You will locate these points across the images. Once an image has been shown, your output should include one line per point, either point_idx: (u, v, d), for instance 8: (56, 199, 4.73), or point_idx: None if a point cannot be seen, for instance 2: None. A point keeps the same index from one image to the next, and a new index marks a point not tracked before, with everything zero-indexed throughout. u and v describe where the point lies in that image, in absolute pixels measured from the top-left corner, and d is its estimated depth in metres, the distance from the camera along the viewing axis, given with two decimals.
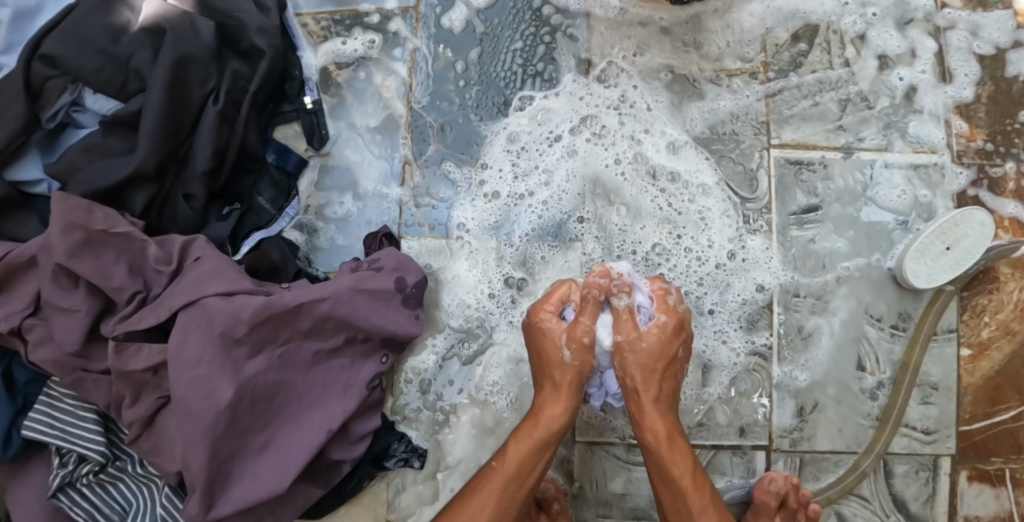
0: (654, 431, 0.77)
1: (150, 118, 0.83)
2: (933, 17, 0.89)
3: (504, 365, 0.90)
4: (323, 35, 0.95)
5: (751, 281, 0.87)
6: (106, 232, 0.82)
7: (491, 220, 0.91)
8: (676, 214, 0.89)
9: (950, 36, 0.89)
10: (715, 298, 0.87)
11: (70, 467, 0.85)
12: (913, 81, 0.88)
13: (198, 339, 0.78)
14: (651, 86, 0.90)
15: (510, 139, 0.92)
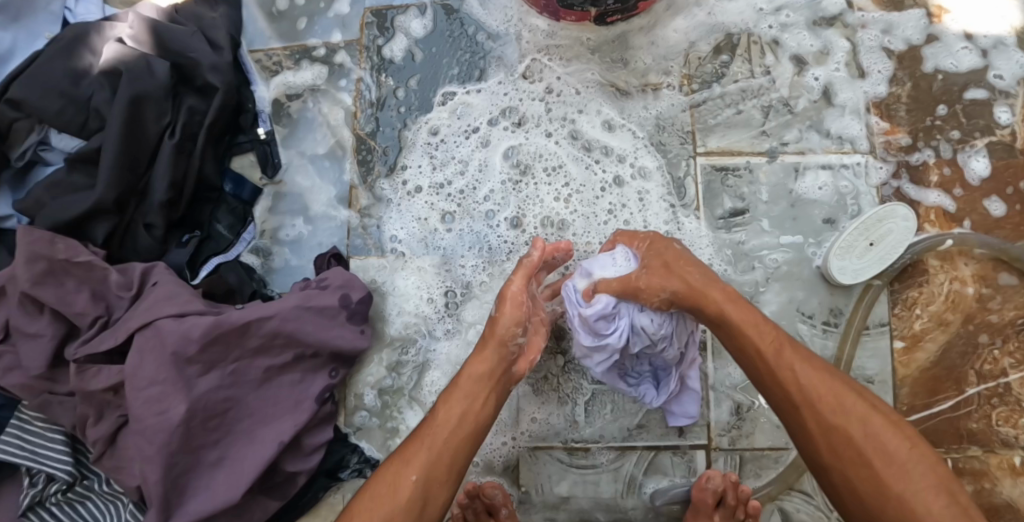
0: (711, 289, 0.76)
1: (109, 155, 0.90)
2: (848, 19, 0.93)
3: (444, 367, 0.93)
4: (276, 69, 1.02)
5: None
6: (68, 262, 0.87)
7: (423, 220, 0.96)
8: (614, 192, 0.93)
9: (863, 36, 0.93)
10: None
11: (40, 486, 0.90)
12: (830, 80, 0.92)
13: (152, 359, 0.83)
14: (584, 85, 0.95)
15: (434, 135, 0.97)
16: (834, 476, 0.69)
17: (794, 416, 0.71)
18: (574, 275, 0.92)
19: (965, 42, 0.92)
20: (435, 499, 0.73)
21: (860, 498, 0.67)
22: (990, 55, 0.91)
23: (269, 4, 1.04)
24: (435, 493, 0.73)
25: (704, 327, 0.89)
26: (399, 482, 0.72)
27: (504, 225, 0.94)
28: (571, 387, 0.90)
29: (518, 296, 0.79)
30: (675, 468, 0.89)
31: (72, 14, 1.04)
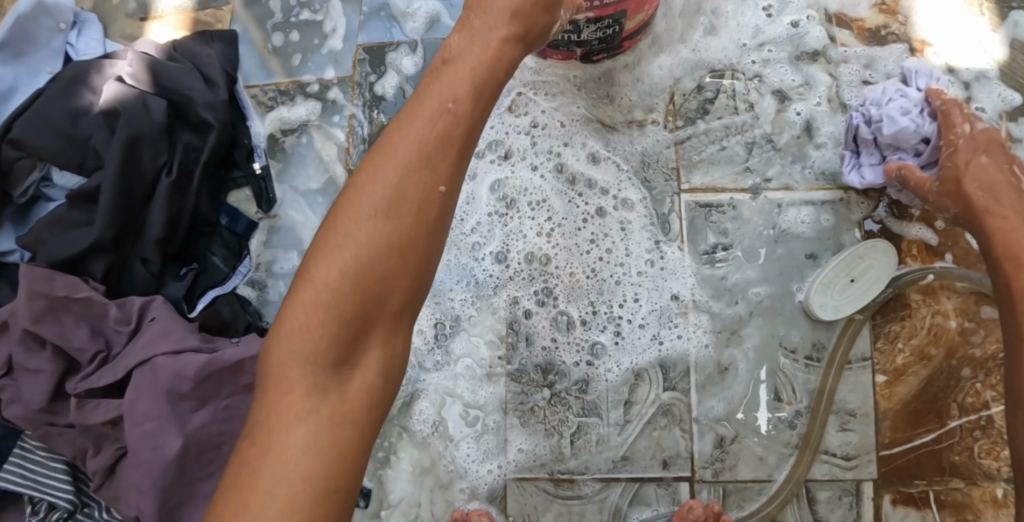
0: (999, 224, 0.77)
1: (107, 193, 0.92)
2: (831, 54, 0.94)
3: (432, 394, 0.94)
4: (270, 105, 1.05)
5: (667, 290, 0.92)
6: (69, 298, 0.90)
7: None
8: (598, 223, 0.94)
9: (843, 70, 0.94)
10: (632, 305, 0.93)
11: (41, 515, 0.92)
12: (812, 114, 0.93)
13: (149, 395, 0.85)
14: (570, 120, 0.97)
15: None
16: (1010, 276, 0.74)
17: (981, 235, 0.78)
18: (559, 307, 0.94)
19: (948, 76, 0.92)
20: (426, 267, 0.66)
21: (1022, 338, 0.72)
22: (973, 88, 0.91)
23: (264, 41, 1.07)
24: (395, 308, 0.65)
25: (687, 360, 0.91)
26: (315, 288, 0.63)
27: (490, 257, 0.95)
28: (557, 420, 0.92)
29: (473, 40, 0.70)
30: (659, 499, 0.90)
31: (74, 49, 1.07)
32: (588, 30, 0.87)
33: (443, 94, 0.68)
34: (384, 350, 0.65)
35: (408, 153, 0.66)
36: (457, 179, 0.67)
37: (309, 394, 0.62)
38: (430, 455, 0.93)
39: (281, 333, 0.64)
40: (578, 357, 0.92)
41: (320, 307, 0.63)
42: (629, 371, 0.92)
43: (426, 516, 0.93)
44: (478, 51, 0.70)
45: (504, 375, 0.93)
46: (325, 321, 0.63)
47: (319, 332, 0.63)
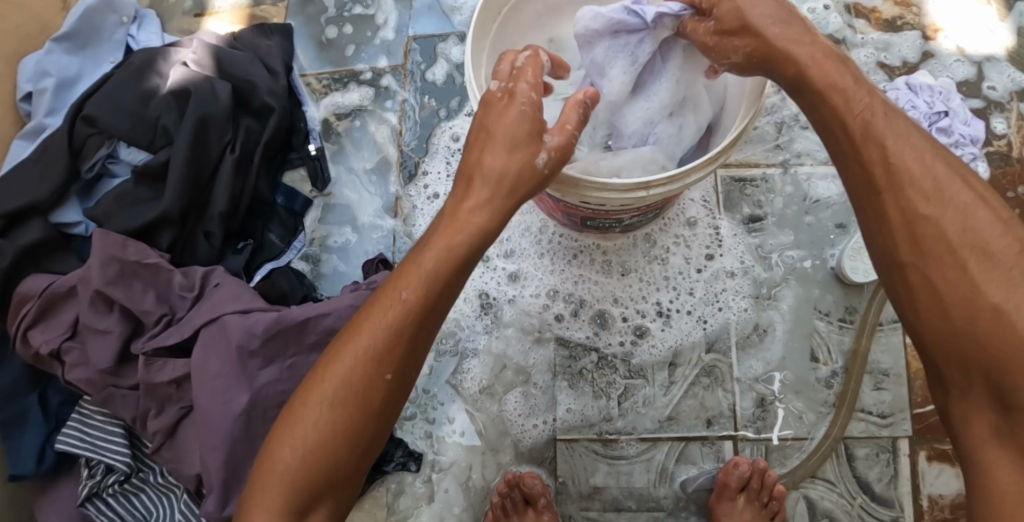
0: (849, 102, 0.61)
1: (176, 168, 0.97)
2: (849, 39, 1.01)
3: (478, 354, 0.98)
4: (324, 91, 1.11)
5: (698, 253, 0.98)
6: (138, 264, 0.94)
7: None
8: None
9: (859, 53, 1.01)
10: (667, 268, 0.97)
11: (98, 477, 0.94)
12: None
13: (218, 354, 0.88)
14: None
15: (450, 145, 1.06)
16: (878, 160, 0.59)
17: (834, 143, 0.62)
18: (598, 279, 0.98)
19: (957, 56, 1.00)
20: (400, 392, 0.65)
21: (916, 307, 0.58)
22: (983, 67, 0.99)
23: (318, 34, 1.13)
24: (373, 428, 0.64)
25: (729, 326, 0.96)
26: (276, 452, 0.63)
27: (526, 231, 1.00)
28: (606, 382, 0.95)
29: (448, 232, 0.63)
30: (704, 457, 0.94)
31: (135, 41, 1.12)
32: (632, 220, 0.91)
33: (462, 234, 0.62)
34: (348, 487, 0.66)
35: (364, 347, 0.63)
36: (438, 311, 0.64)
37: (290, 501, 0.62)
38: (479, 419, 0.96)
39: (275, 440, 0.64)
40: (621, 326, 0.96)
41: (307, 428, 0.63)
42: (670, 337, 0.96)
43: (477, 479, 0.96)
44: (494, 173, 0.63)
45: (552, 341, 0.97)
46: (311, 443, 0.63)
47: (302, 447, 0.63)
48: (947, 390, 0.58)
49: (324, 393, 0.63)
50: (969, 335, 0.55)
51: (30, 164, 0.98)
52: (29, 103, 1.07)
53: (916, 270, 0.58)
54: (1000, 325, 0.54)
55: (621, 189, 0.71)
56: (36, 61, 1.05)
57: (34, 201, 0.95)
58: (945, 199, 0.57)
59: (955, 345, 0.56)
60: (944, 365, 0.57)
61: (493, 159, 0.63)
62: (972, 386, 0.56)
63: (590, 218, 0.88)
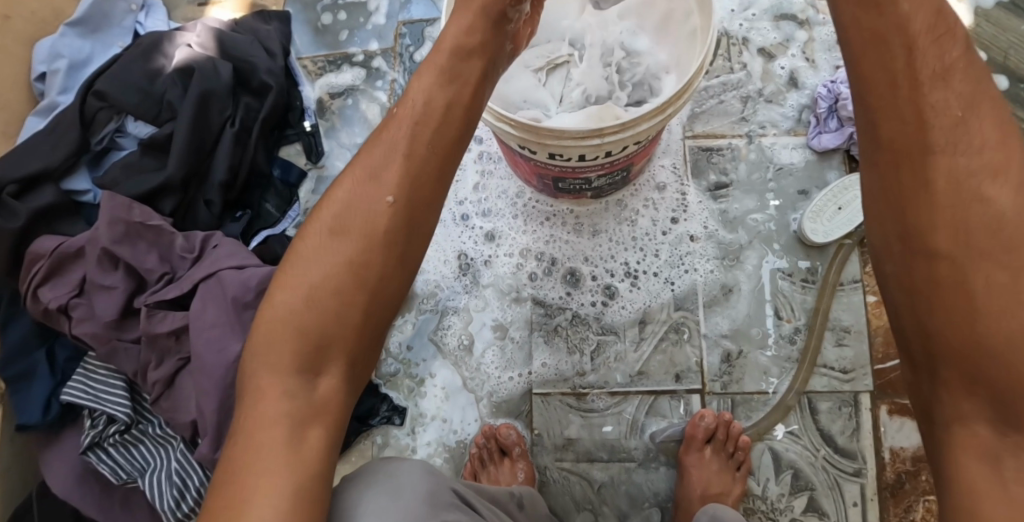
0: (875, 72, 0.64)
1: (180, 138, 1.04)
2: (811, 17, 1.10)
3: (459, 311, 1.04)
4: (319, 73, 1.18)
5: (666, 217, 1.04)
6: (143, 225, 1.01)
7: None
8: None
9: (819, 31, 1.09)
10: (637, 231, 1.04)
11: (100, 427, 1.00)
12: (794, 68, 1.07)
13: (216, 305, 0.95)
14: None
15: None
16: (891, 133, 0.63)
17: (863, 99, 0.65)
18: (572, 241, 1.05)
19: None
20: (385, 282, 0.68)
21: (929, 254, 0.59)
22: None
23: (314, 20, 1.21)
24: (366, 316, 0.66)
25: (696, 287, 1.02)
26: (268, 336, 0.65)
27: (503, 195, 1.08)
28: (579, 338, 1.01)
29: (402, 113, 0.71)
30: (673, 411, 0.98)
31: (143, 27, 1.21)
32: (600, 181, 0.95)
33: (412, 114, 0.71)
34: (353, 362, 0.66)
35: (326, 225, 0.68)
36: (407, 193, 0.69)
37: (290, 384, 0.63)
38: (460, 374, 1.02)
39: (267, 329, 0.66)
40: (592, 285, 1.03)
41: (289, 311, 0.65)
42: (638, 295, 1.02)
43: (457, 432, 1.01)
44: (431, 67, 0.73)
45: (529, 299, 1.03)
46: (301, 325, 0.65)
47: (293, 330, 0.65)
48: (918, 336, 0.60)
49: (303, 275, 0.67)
50: (964, 282, 0.58)
51: (43, 136, 1.06)
52: (42, 83, 1.15)
53: (924, 219, 0.60)
54: (988, 276, 0.57)
55: (580, 135, 0.78)
56: (51, 43, 1.15)
57: (48, 166, 1.03)
58: (975, 150, 0.60)
59: (939, 288, 0.59)
60: (932, 306, 0.59)
61: (427, 64, 0.73)
62: (953, 327, 0.58)
63: (559, 178, 0.93)
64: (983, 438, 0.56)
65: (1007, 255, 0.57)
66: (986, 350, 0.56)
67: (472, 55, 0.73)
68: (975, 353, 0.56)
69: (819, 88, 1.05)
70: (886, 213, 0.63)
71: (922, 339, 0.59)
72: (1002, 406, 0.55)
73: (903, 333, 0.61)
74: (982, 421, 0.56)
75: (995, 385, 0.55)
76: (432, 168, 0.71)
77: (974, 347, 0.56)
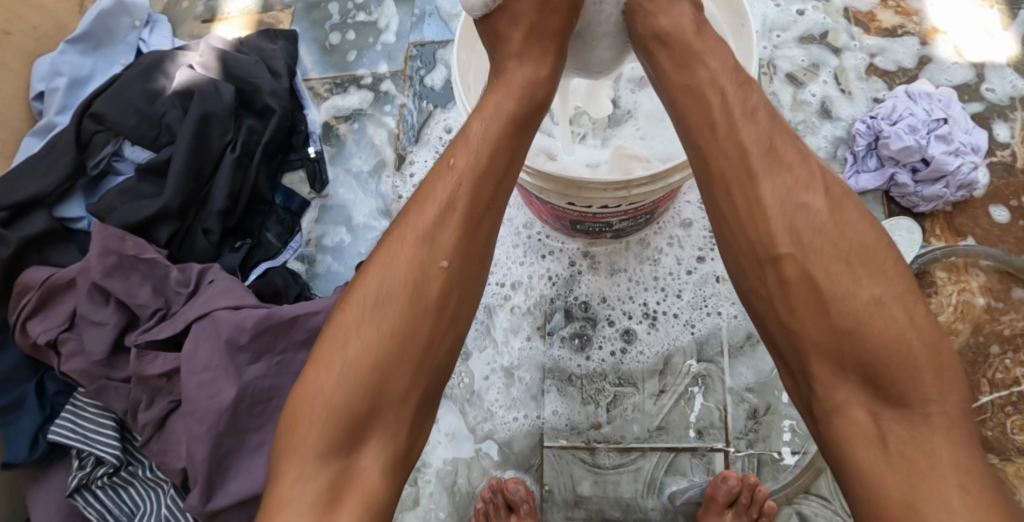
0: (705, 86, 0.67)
1: (178, 163, 0.99)
2: (846, 44, 1.05)
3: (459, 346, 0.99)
4: (326, 95, 1.14)
5: (690, 259, 0.98)
6: (136, 258, 0.95)
7: None
8: None
9: (850, 59, 1.04)
10: (658, 273, 0.98)
11: (87, 469, 0.95)
12: (826, 96, 1.03)
13: (209, 346, 0.89)
14: None
15: (442, 137, 1.08)
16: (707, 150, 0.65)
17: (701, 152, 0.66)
18: (582, 276, 0.99)
19: (955, 60, 1.03)
20: (436, 343, 0.64)
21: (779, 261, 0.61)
22: (984, 71, 1.02)
23: (322, 40, 1.16)
24: (415, 382, 0.63)
25: (720, 336, 0.95)
26: (310, 396, 0.62)
27: (509, 223, 1.03)
28: (595, 389, 0.95)
29: (467, 151, 0.67)
30: (693, 469, 0.91)
31: (146, 44, 1.16)
32: (621, 225, 0.89)
33: (470, 165, 0.67)
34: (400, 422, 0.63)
35: (380, 281, 0.64)
36: (461, 254, 0.66)
37: (312, 466, 0.60)
38: (467, 423, 0.96)
39: (299, 406, 0.62)
40: (606, 325, 0.97)
41: (339, 370, 0.62)
42: (667, 334, 0.96)
43: (462, 484, 0.94)
44: (494, 113, 0.69)
45: (539, 338, 0.98)
46: (336, 400, 0.61)
47: (325, 412, 0.61)
48: (786, 339, 0.61)
49: (357, 333, 0.63)
50: (812, 281, 0.60)
51: (37, 159, 1.01)
52: (40, 102, 1.10)
53: (763, 229, 0.62)
54: (830, 276, 0.59)
55: (603, 186, 0.73)
56: (51, 60, 1.10)
57: (40, 193, 0.98)
58: (788, 175, 0.63)
59: (785, 293, 0.61)
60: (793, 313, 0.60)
61: (498, 91, 0.70)
62: (814, 322, 0.59)
63: (579, 221, 0.87)
64: (863, 422, 0.57)
65: (839, 259, 0.60)
66: (852, 339, 0.58)
67: (538, 101, 0.71)
68: (845, 337, 0.58)
69: (857, 124, 0.98)
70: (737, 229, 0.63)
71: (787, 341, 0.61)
72: (878, 391, 0.57)
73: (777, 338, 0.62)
74: (863, 406, 0.58)
75: (868, 371, 0.57)
76: (482, 226, 0.67)
77: (839, 339, 0.58)
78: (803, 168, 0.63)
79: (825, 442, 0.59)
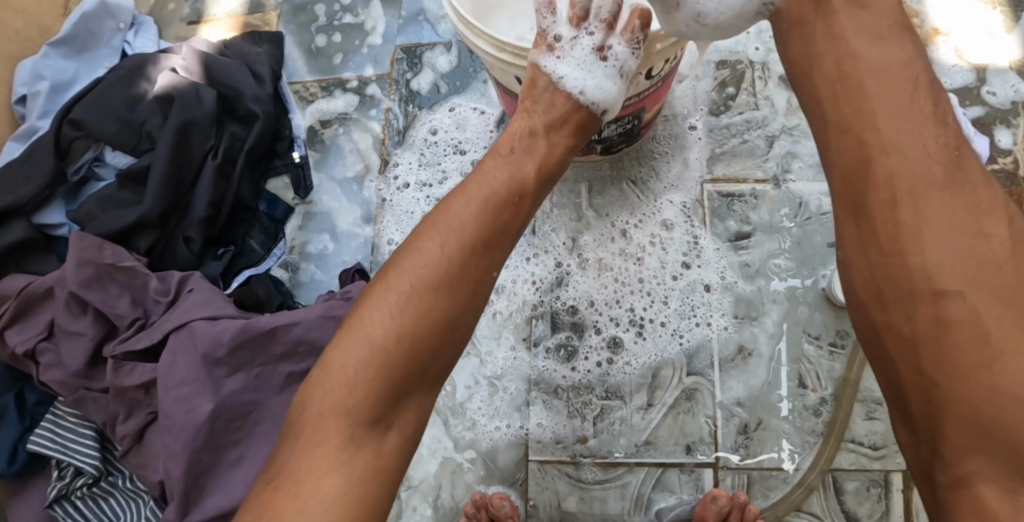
0: (829, 86, 0.64)
1: (158, 171, 0.97)
2: None
3: None
4: (311, 99, 1.12)
5: (689, 271, 0.95)
6: (114, 267, 0.94)
7: (410, 215, 1.04)
8: (635, 201, 0.99)
9: None
10: (655, 286, 0.95)
11: (66, 480, 0.94)
12: None
13: (186, 358, 0.87)
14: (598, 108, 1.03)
15: (427, 139, 1.07)
16: (871, 152, 0.59)
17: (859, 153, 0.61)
18: (571, 278, 0.97)
19: (956, 62, 0.99)
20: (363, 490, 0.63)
21: (938, 300, 0.55)
22: (986, 74, 0.98)
23: (308, 42, 1.14)
24: None
25: (710, 346, 0.92)
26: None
27: None
28: (581, 403, 0.92)
29: (415, 306, 0.66)
30: (682, 486, 0.89)
31: (131, 47, 1.14)
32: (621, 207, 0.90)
33: (407, 325, 0.65)
34: None
35: (319, 428, 0.62)
36: (385, 413, 0.64)
37: None
38: (452, 436, 0.94)
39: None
40: (592, 333, 0.94)
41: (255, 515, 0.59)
42: (659, 346, 0.93)
43: (446, 498, 0.92)
44: (424, 269, 0.67)
45: (524, 349, 0.95)
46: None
47: None
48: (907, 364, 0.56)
49: (277, 484, 0.60)
50: (981, 325, 0.53)
51: (17, 166, 0.99)
52: (23, 107, 1.09)
53: (926, 257, 0.56)
54: (985, 343, 0.52)
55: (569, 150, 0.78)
56: (33, 65, 1.08)
57: (19, 201, 0.97)
58: (966, 195, 0.56)
59: (919, 320, 0.56)
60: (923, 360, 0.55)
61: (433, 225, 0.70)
62: (969, 382, 0.53)
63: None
64: (990, 501, 0.52)
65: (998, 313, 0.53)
66: (1009, 400, 0.51)
67: (495, 234, 0.71)
68: (997, 399, 0.52)
69: None
70: (892, 248, 0.58)
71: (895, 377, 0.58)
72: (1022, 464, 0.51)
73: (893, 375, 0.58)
74: (997, 478, 0.52)
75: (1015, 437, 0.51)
76: (422, 374, 0.66)
77: (993, 397, 0.52)
78: (985, 191, 0.57)
79: (944, 509, 0.55)
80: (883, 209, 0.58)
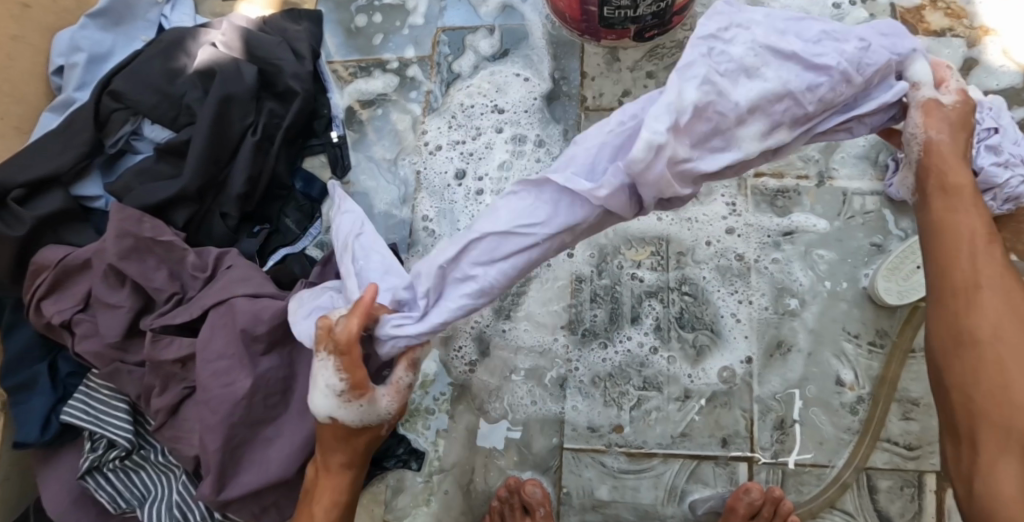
0: (939, 163, 0.71)
1: (198, 146, 0.96)
2: None
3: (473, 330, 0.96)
4: (350, 79, 1.11)
5: (729, 256, 0.95)
6: (153, 240, 0.93)
7: (442, 173, 1.05)
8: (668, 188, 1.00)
9: None
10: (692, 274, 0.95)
11: (99, 452, 0.93)
12: None
13: (223, 335, 0.87)
14: (638, 91, 1.04)
15: (462, 103, 1.07)
16: (936, 224, 0.70)
17: (937, 241, 0.69)
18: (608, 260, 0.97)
19: (1004, 62, 0.99)
20: None
21: (978, 298, 0.66)
22: None
23: (347, 22, 1.13)
24: None
25: (747, 332, 0.92)
26: None
27: None
28: (618, 392, 0.92)
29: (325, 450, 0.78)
30: (716, 478, 0.89)
31: (168, 21, 1.13)
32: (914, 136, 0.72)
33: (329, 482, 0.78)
34: None
35: None
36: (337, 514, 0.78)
37: None
38: (487, 419, 0.94)
39: None
40: (628, 318, 0.95)
41: None
42: (694, 333, 0.93)
43: (478, 483, 0.92)
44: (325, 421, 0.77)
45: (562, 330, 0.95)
46: None
47: None
48: (953, 387, 0.67)
49: None
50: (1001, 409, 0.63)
51: (54, 136, 0.98)
52: (60, 77, 1.08)
53: (967, 336, 0.66)
54: None
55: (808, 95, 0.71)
56: (71, 36, 1.07)
57: (56, 170, 0.96)
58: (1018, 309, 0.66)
59: (981, 317, 0.66)
60: (974, 328, 0.66)
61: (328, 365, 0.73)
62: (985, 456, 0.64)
63: None
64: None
65: None
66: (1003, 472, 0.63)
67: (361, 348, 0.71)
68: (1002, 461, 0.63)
69: None
70: (944, 325, 0.68)
71: (967, 395, 0.66)
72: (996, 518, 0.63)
73: (944, 382, 0.67)
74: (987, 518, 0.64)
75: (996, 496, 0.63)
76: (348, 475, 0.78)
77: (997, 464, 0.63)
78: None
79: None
80: (942, 279, 0.68)
